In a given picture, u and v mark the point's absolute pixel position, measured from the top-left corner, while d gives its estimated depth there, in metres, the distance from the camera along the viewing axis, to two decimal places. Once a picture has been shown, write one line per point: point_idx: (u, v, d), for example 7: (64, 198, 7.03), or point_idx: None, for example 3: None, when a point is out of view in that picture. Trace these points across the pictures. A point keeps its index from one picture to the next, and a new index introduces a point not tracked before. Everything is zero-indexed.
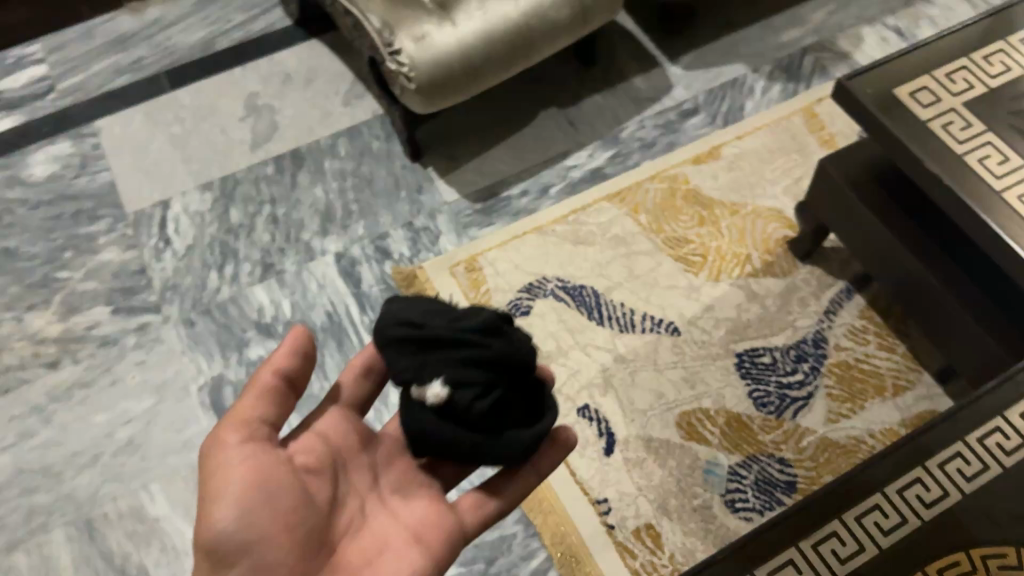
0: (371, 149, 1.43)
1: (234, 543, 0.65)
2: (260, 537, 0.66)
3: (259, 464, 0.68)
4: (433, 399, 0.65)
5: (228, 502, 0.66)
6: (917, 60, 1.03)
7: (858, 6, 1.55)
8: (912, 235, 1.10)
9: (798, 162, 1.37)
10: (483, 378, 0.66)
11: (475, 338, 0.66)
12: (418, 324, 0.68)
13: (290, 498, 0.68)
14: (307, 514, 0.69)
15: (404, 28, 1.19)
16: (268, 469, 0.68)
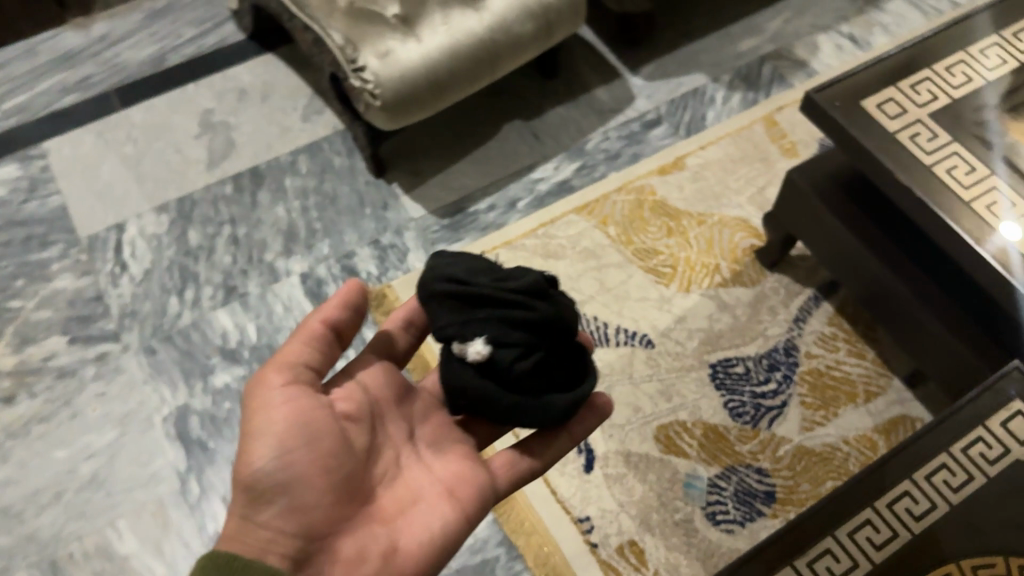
0: (333, 166, 1.40)
1: (274, 482, 0.66)
2: (300, 479, 0.66)
3: (303, 405, 0.69)
4: (475, 356, 0.67)
5: (270, 439, 0.66)
6: (881, 71, 1.04)
7: (812, 14, 1.57)
8: (880, 242, 1.11)
9: (762, 171, 1.38)
10: (524, 339, 0.68)
11: (521, 300, 0.68)
12: (463, 281, 0.69)
13: (332, 442, 0.69)
14: (347, 461, 0.70)
15: (367, 44, 1.17)
16: (312, 411, 0.69)
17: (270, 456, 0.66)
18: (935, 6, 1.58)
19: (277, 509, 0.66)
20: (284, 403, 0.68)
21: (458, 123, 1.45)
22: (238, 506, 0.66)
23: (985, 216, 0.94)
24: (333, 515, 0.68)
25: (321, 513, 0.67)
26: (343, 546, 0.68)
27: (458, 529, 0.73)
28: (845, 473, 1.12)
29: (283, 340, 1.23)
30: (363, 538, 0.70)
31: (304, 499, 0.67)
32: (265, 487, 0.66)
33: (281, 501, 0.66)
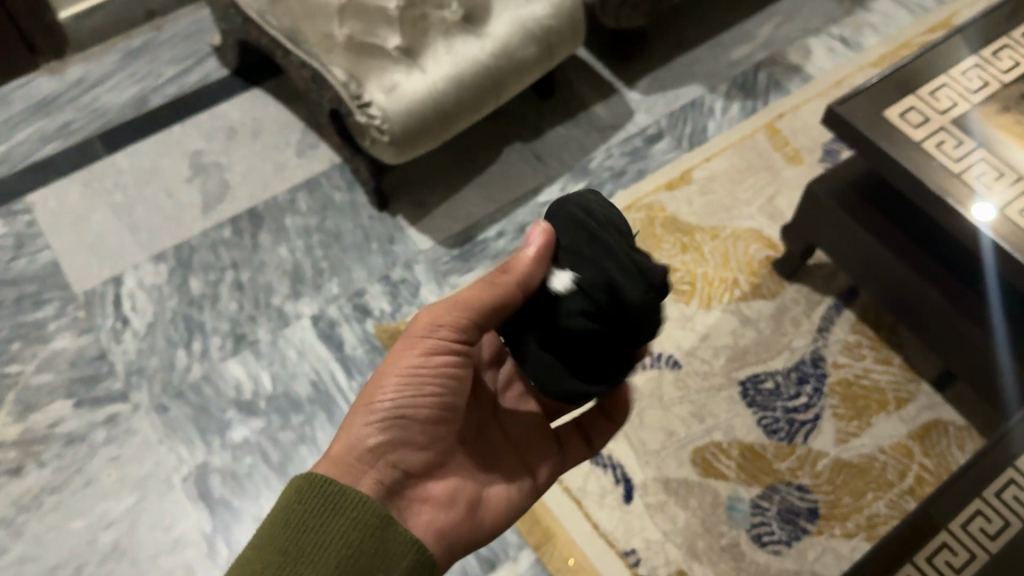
0: (334, 202, 1.37)
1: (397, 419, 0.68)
2: (419, 422, 0.69)
3: (447, 356, 0.70)
4: (557, 286, 0.62)
5: (404, 378, 0.68)
6: (899, 79, 1.03)
7: (801, 18, 1.57)
8: (908, 252, 1.10)
9: (769, 180, 1.37)
10: (602, 305, 0.60)
11: (630, 270, 0.60)
12: (601, 224, 0.62)
13: (455, 395, 0.72)
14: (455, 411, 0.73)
15: (373, 78, 1.15)
16: (454, 367, 0.71)
17: (401, 393, 0.68)
18: (920, 4, 1.58)
19: (393, 442, 0.68)
20: (433, 351, 0.69)
21: (459, 151, 1.43)
22: (354, 427, 0.67)
23: (1009, 216, 0.94)
24: (434, 458, 0.72)
25: (425, 454, 0.71)
26: (437, 487, 0.72)
27: (524, 489, 0.80)
28: (885, 483, 1.10)
29: (299, 387, 1.18)
30: (454, 483, 0.73)
31: (415, 441, 0.69)
32: (388, 420, 0.68)
33: (399, 438, 0.68)
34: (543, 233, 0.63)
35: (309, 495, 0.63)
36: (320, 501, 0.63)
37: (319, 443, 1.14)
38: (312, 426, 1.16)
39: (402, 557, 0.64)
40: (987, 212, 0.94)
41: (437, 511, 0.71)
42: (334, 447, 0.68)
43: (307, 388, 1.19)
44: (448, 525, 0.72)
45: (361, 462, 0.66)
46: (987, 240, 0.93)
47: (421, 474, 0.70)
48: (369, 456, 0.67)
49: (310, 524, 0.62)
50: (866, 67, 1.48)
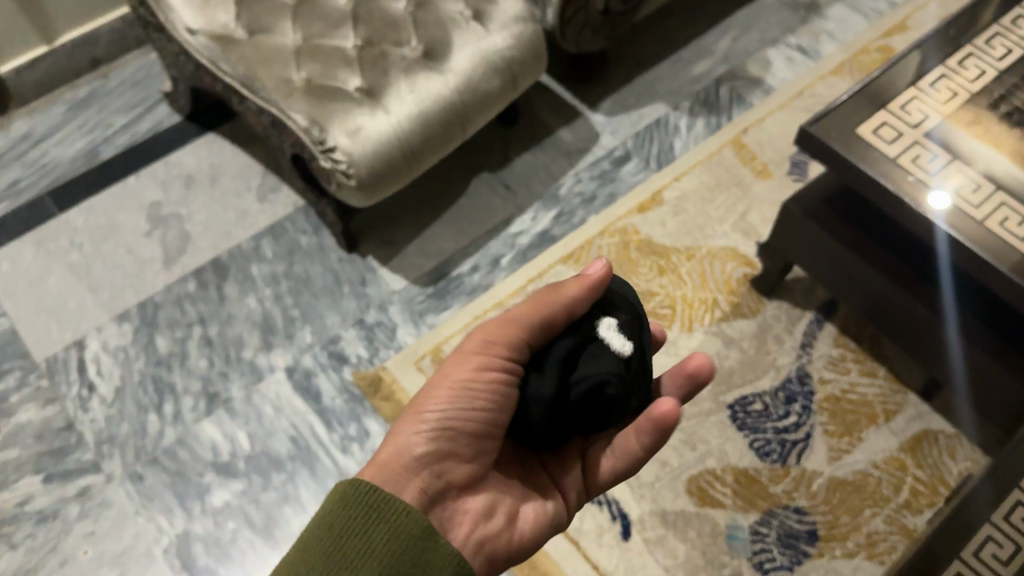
0: (300, 246, 1.33)
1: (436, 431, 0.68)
2: (466, 435, 0.69)
3: (500, 373, 0.69)
4: (614, 343, 0.68)
5: (454, 391, 0.69)
6: (870, 94, 1.02)
7: (758, 28, 1.56)
8: (884, 260, 1.07)
9: (740, 196, 1.36)
10: (626, 388, 0.69)
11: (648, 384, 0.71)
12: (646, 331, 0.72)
13: (510, 413, 0.70)
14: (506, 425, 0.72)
15: (336, 121, 1.10)
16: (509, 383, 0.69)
17: (448, 405, 0.68)
18: (873, 8, 1.59)
19: (437, 454, 0.68)
20: (483, 367, 0.68)
21: (425, 185, 1.40)
22: (402, 434, 0.68)
23: (962, 205, 0.95)
24: (478, 472, 0.71)
25: (470, 467, 0.70)
26: (477, 500, 0.70)
27: (565, 505, 0.76)
28: (882, 499, 1.09)
29: (279, 444, 1.15)
30: (494, 497, 0.71)
31: (461, 454, 0.69)
32: (434, 431, 0.68)
33: (445, 451, 0.68)
34: (601, 270, 0.68)
35: (351, 502, 0.63)
36: (363, 508, 0.63)
37: (304, 501, 1.10)
38: (296, 484, 1.12)
39: (446, 569, 0.63)
40: (943, 200, 0.95)
41: (479, 525, 0.69)
42: (382, 452, 0.68)
43: (286, 444, 1.15)
44: (488, 538, 0.70)
45: (402, 468, 0.67)
46: (942, 232, 0.93)
47: (464, 487, 0.69)
48: (414, 465, 0.67)
49: (353, 531, 0.62)
50: (826, 76, 1.48)
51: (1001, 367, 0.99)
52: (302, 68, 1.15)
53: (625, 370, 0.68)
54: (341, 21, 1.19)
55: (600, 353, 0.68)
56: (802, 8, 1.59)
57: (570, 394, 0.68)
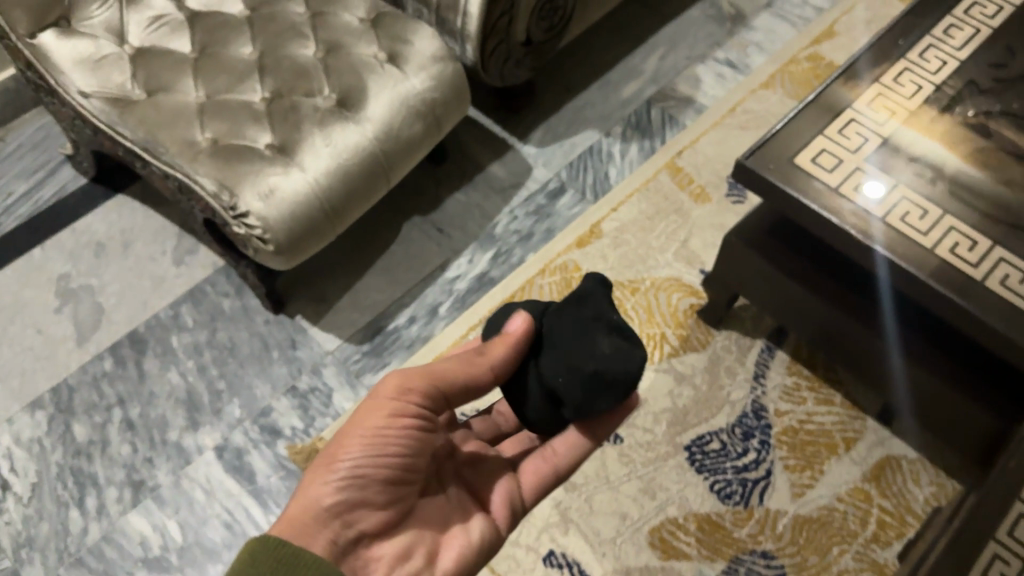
0: (222, 311, 1.25)
1: (351, 475, 0.68)
2: (378, 481, 0.70)
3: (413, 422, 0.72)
4: None
5: (372, 437, 0.69)
6: (808, 119, 0.98)
7: (685, 44, 1.52)
8: (829, 289, 1.02)
9: (680, 223, 1.32)
10: None
11: None
12: None
13: (418, 461, 0.73)
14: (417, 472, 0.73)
15: (246, 184, 1.03)
16: (416, 427, 0.72)
17: (367, 454, 0.69)
18: (800, 15, 1.55)
19: (349, 500, 0.68)
20: (397, 414, 0.70)
21: (353, 235, 1.33)
22: (314, 486, 0.68)
23: (896, 199, 0.93)
24: (392, 516, 0.71)
25: (383, 513, 0.70)
26: (391, 544, 0.71)
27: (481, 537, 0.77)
28: (849, 534, 1.05)
29: (214, 532, 1.07)
30: (409, 539, 0.72)
31: (374, 501, 0.70)
32: (346, 479, 0.68)
33: (358, 500, 0.69)
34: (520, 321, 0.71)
35: (258, 558, 0.62)
36: (272, 563, 0.63)
37: None
38: None
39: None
40: (877, 190, 0.93)
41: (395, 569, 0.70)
42: (294, 505, 0.68)
43: (222, 532, 1.07)
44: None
45: (315, 519, 0.67)
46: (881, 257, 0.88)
47: (376, 534, 0.70)
48: (326, 517, 0.67)
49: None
50: (757, 90, 1.45)
51: (959, 393, 0.95)
52: (207, 128, 1.07)
53: None
54: (247, 73, 1.12)
55: None
56: (728, 20, 1.55)
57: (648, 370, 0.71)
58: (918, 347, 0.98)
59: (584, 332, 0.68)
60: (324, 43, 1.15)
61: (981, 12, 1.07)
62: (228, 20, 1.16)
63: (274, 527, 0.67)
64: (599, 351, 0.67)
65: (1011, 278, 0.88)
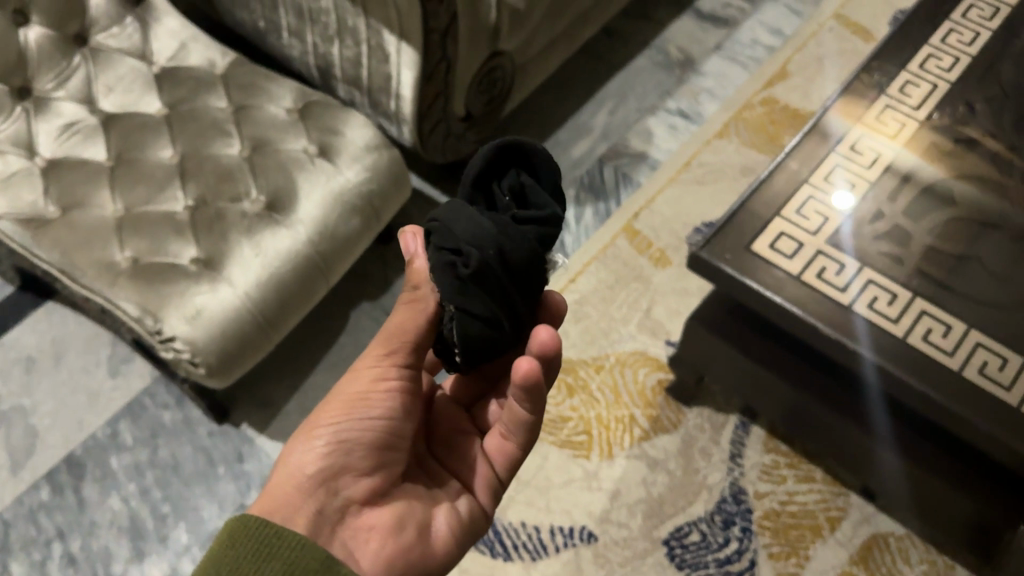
0: (163, 424, 1.18)
1: (331, 445, 0.67)
2: (364, 447, 0.68)
3: (394, 386, 0.70)
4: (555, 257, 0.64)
5: (354, 403, 0.69)
6: (763, 200, 0.92)
7: (634, 95, 1.47)
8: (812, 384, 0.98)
9: (641, 291, 1.25)
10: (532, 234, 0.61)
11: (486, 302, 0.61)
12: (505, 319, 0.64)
13: (404, 428, 0.71)
14: (402, 441, 0.72)
15: (170, 307, 0.96)
16: (402, 393, 0.71)
17: (345, 422, 0.68)
18: (750, 56, 1.50)
19: (332, 469, 0.67)
20: (381, 377, 0.70)
21: (300, 328, 1.26)
22: (297, 457, 0.67)
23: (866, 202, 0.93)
24: (380, 486, 0.69)
25: (370, 482, 0.68)
26: (380, 513, 0.68)
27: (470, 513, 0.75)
28: None
29: None
30: (401, 509, 0.69)
31: (359, 469, 0.68)
32: (329, 446, 0.67)
33: (343, 468, 0.67)
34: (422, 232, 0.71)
35: (241, 541, 0.60)
36: (254, 544, 0.60)
37: None
38: None
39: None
40: (847, 199, 0.93)
41: (387, 538, 0.67)
42: (277, 480, 0.67)
43: None
44: (399, 552, 0.67)
45: (297, 489, 0.66)
46: (855, 350, 0.83)
47: (364, 503, 0.68)
48: (310, 486, 0.66)
49: (242, 568, 0.59)
50: (712, 140, 1.40)
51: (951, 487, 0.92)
52: (126, 245, 1.00)
53: (537, 249, 0.62)
54: (168, 179, 1.05)
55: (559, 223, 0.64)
56: (677, 67, 1.50)
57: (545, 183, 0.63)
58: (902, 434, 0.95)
59: None
60: (249, 139, 1.08)
61: (937, 64, 1.03)
62: (145, 122, 1.09)
63: (257, 503, 0.66)
64: None
65: (989, 365, 0.82)
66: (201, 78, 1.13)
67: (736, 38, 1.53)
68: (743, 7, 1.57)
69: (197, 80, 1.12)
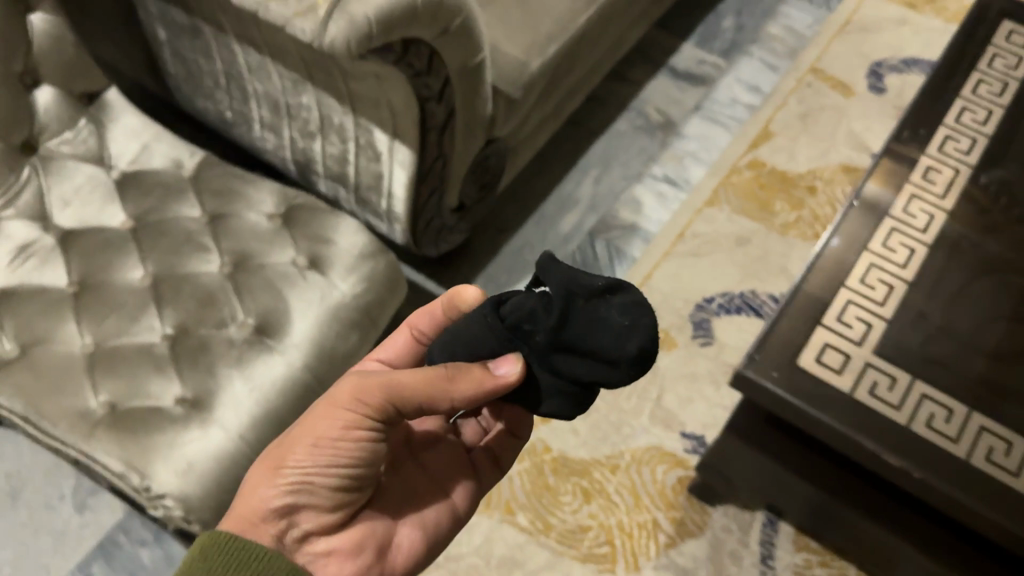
0: (143, 565, 1.07)
1: (293, 481, 0.65)
2: (326, 486, 0.66)
3: (367, 434, 0.65)
4: None
5: (323, 447, 0.65)
6: (803, 308, 0.87)
7: (618, 162, 1.41)
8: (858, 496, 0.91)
9: (648, 378, 1.19)
10: None
11: None
12: None
13: (373, 465, 0.67)
14: (371, 474, 0.68)
15: (156, 461, 0.85)
16: (374, 440, 0.66)
17: (311, 463, 0.65)
18: (732, 115, 1.46)
19: (295, 504, 0.65)
20: (352, 426, 0.64)
21: None
22: (261, 487, 0.65)
23: (846, 246, 0.91)
24: (345, 514, 0.68)
25: (333, 515, 0.67)
26: (341, 539, 0.68)
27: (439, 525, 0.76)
28: None
29: None
30: (365, 532, 0.69)
31: (323, 505, 0.66)
32: (294, 483, 0.65)
33: (306, 503, 0.66)
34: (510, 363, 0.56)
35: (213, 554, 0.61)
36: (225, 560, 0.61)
37: None
38: None
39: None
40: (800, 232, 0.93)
41: (346, 564, 0.67)
42: (242, 505, 0.66)
43: None
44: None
45: (259, 523, 0.65)
46: (915, 478, 0.79)
47: (323, 531, 0.67)
48: (270, 518, 0.65)
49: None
50: (702, 209, 1.35)
51: None
52: (101, 388, 0.89)
53: None
54: (142, 306, 0.94)
55: None
56: (659, 129, 1.45)
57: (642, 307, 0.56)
58: (915, 524, 0.89)
59: (591, 318, 0.53)
60: (230, 253, 0.98)
61: (956, 147, 1.00)
62: (110, 238, 0.98)
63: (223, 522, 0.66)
64: (614, 324, 0.53)
65: None
66: (168, 183, 1.02)
67: (714, 96, 1.48)
68: (719, 64, 1.52)
69: (166, 187, 1.02)
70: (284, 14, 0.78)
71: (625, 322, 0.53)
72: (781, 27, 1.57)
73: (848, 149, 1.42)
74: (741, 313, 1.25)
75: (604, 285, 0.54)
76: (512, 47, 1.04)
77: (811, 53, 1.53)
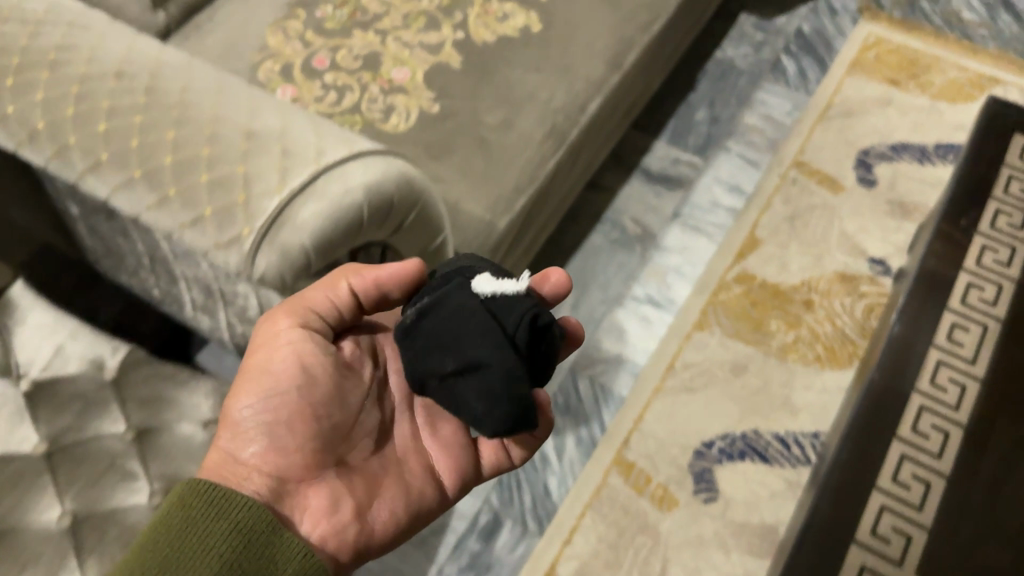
0: None
1: (251, 421, 0.63)
2: (285, 423, 0.64)
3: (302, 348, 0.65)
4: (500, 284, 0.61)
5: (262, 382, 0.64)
6: (831, 523, 0.77)
7: (597, 283, 1.29)
8: None
9: (649, 546, 1.06)
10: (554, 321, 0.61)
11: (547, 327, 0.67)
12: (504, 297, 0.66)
13: (323, 390, 0.66)
14: (330, 411, 0.66)
15: None
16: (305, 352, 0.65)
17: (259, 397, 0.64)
18: (714, 222, 1.35)
19: (263, 451, 0.63)
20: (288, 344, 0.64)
21: None
22: (223, 443, 0.64)
23: (869, 433, 0.81)
24: (314, 461, 0.65)
25: (301, 458, 0.64)
26: (315, 492, 0.64)
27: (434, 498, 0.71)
28: None
29: None
30: (337, 489, 0.65)
31: (288, 447, 0.64)
32: (250, 427, 0.63)
33: (267, 447, 0.63)
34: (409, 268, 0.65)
35: (194, 500, 0.58)
36: (208, 505, 0.58)
37: None
38: None
39: (289, 567, 0.59)
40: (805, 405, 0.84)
41: (322, 518, 0.63)
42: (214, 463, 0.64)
43: None
44: (336, 533, 0.64)
45: (231, 476, 0.62)
46: None
47: (298, 484, 0.64)
48: (238, 466, 0.62)
49: (194, 527, 0.57)
50: (692, 333, 1.24)
51: None
52: None
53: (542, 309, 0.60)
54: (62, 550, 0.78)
55: (475, 314, 0.58)
56: (637, 242, 1.33)
57: (498, 365, 0.56)
58: None
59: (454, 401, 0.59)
60: (162, 479, 0.84)
61: (981, 296, 0.91)
62: (19, 470, 0.82)
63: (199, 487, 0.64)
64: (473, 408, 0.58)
65: None
66: (89, 394, 0.88)
67: (693, 201, 1.37)
68: (695, 162, 1.42)
69: (85, 399, 0.88)
70: (199, 245, 0.65)
71: (480, 409, 0.57)
72: (759, 116, 1.47)
73: (843, 253, 1.31)
74: (744, 459, 1.13)
75: (457, 365, 0.57)
76: (474, 205, 0.92)
77: (793, 145, 1.43)
